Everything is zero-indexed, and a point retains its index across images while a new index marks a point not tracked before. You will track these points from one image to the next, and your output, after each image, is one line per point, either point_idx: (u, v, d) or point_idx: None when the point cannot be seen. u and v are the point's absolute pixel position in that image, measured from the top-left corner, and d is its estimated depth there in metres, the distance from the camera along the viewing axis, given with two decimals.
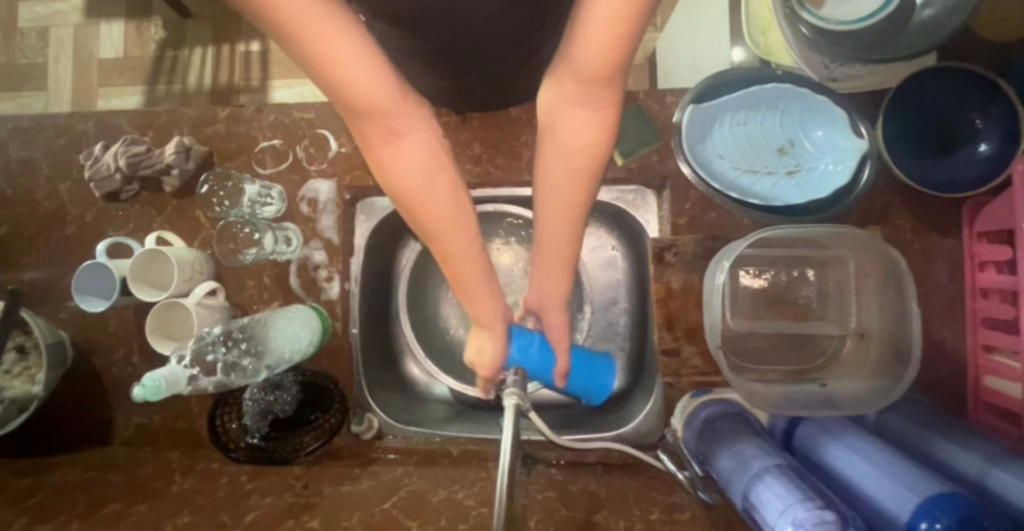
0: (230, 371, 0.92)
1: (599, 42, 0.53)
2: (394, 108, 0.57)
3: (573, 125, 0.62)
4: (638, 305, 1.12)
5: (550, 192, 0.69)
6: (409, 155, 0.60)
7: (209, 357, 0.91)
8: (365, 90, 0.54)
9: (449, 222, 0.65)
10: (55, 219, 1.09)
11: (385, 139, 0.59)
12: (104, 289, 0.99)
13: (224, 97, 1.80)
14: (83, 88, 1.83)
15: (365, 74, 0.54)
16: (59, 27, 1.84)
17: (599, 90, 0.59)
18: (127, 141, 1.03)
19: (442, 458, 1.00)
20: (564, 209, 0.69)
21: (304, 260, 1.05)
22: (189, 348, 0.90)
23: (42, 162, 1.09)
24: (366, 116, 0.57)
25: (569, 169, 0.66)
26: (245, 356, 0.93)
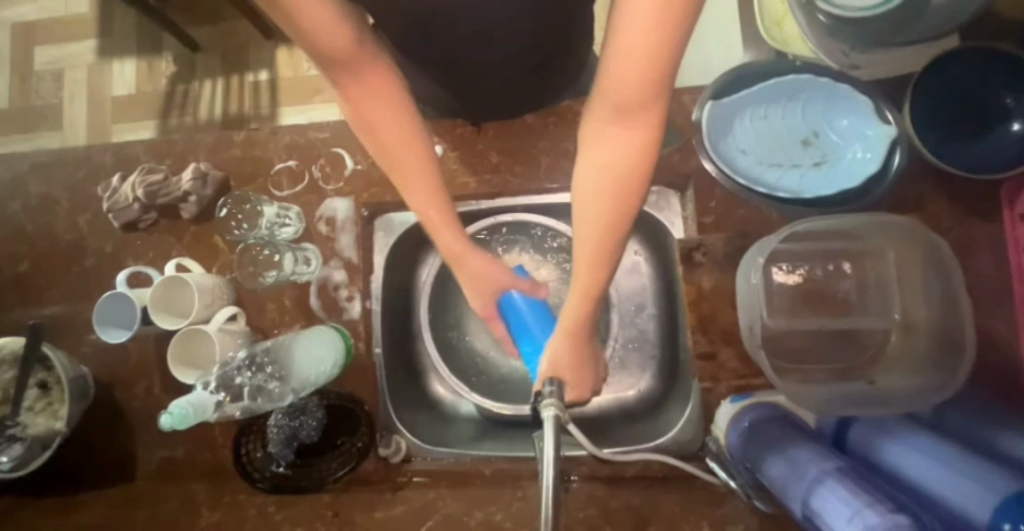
0: (256, 395, 0.90)
1: (632, 62, 0.56)
2: (359, 54, 0.67)
3: (609, 145, 0.64)
4: (669, 309, 1.07)
5: (584, 215, 0.69)
6: (376, 98, 0.72)
7: (235, 381, 0.89)
8: (329, 38, 0.63)
9: (409, 154, 0.77)
10: (74, 252, 1.08)
11: (354, 82, 0.71)
12: (125, 318, 0.98)
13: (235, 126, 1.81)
14: (97, 125, 1.86)
15: (330, 26, 0.62)
16: (73, 68, 1.88)
17: (634, 113, 0.61)
18: (144, 170, 1.04)
19: (473, 477, 0.96)
20: (593, 232, 0.68)
21: (325, 280, 1.03)
22: (215, 374, 0.89)
23: (62, 196, 1.09)
24: (336, 64, 0.68)
25: (601, 189, 0.66)
26: (270, 380, 0.91)
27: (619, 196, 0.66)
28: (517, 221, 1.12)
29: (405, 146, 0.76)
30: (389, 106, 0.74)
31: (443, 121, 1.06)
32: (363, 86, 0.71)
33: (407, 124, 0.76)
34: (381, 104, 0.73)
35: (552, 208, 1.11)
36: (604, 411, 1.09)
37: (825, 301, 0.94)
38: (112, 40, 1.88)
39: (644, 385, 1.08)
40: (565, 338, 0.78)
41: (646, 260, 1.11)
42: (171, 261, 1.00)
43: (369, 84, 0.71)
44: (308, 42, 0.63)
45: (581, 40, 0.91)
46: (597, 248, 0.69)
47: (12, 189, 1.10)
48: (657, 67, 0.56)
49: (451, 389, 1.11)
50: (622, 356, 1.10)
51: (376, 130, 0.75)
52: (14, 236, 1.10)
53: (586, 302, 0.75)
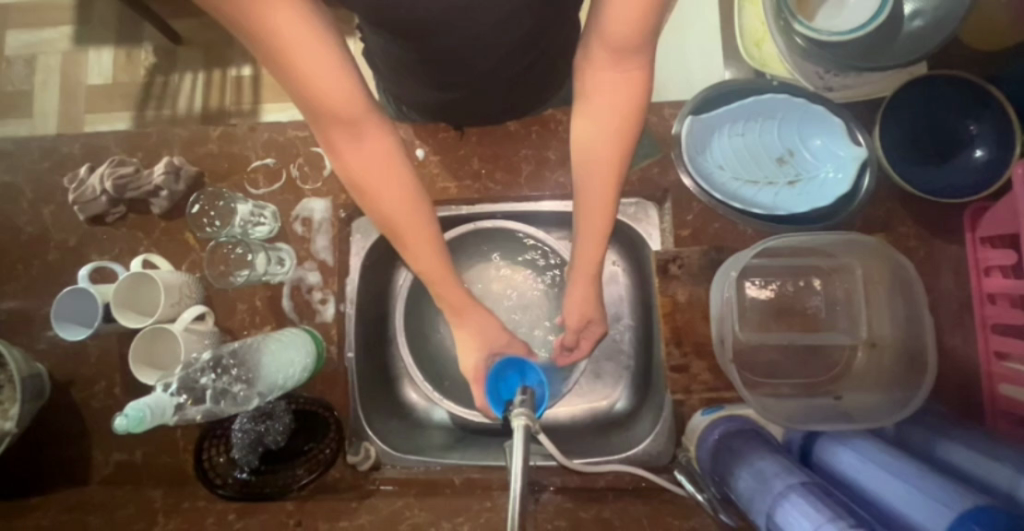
0: (219, 399, 0.86)
1: (624, 18, 0.64)
2: (359, 114, 0.68)
3: (610, 89, 0.74)
4: (643, 320, 1.08)
5: (587, 156, 0.79)
6: (369, 150, 0.72)
7: (198, 383, 0.86)
8: (329, 96, 0.64)
9: (404, 213, 0.76)
10: (37, 245, 1.04)
11: (349, 139, 0.70)
12: (87, 315, 0.95)
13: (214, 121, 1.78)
14: (69, 114, 1.81)
15: (329, 81, 0.63)
16: (47, 55, 1.83)
17: (630, 56, 0.70)
18: (114, 162, 1.01)
19: (444, 486, 0.94)
20: (600, 169, 0.78)
21: (298, 282, 1.01)
22: (176, 377, 0.85)
23: (26, 187, 1.05)
24: (333, 120, 0.67)
25: (605, 131, 0.76)
26: (235, 383, 0.87)
27: (622, 135, 0.77)
28: (497, 229, 1.12)
29: (401, 203, 0.75)
30: (384, 165, 0.73)
31: (425, 125, 1.06)
32: (358, 144, 0.71)
33: (405, 187, 0.75)
34: (375, 160, 0.73)
35: (532, 216, 1.11)
36: (577, 420, 1.09)
37: (795, 317, 0.95)
38: (88, 27, 1.83)
39: (617, 395, 1.09)
40: (586, 284, 0.87)
41: (623, 270, 1.11)
42: (138, 257, 0.96)
43: (364, 140, 0.71)
44: (309, 97, 0.64)
45: (565, 51, 0.92)
46: (604, 184, 0.79)
47: None
48: (648, 19, 0.64)
49: (425, 396, 1.09)
50: (597, 366, 1.10)
51: (372, 187, 0.74)
52: None
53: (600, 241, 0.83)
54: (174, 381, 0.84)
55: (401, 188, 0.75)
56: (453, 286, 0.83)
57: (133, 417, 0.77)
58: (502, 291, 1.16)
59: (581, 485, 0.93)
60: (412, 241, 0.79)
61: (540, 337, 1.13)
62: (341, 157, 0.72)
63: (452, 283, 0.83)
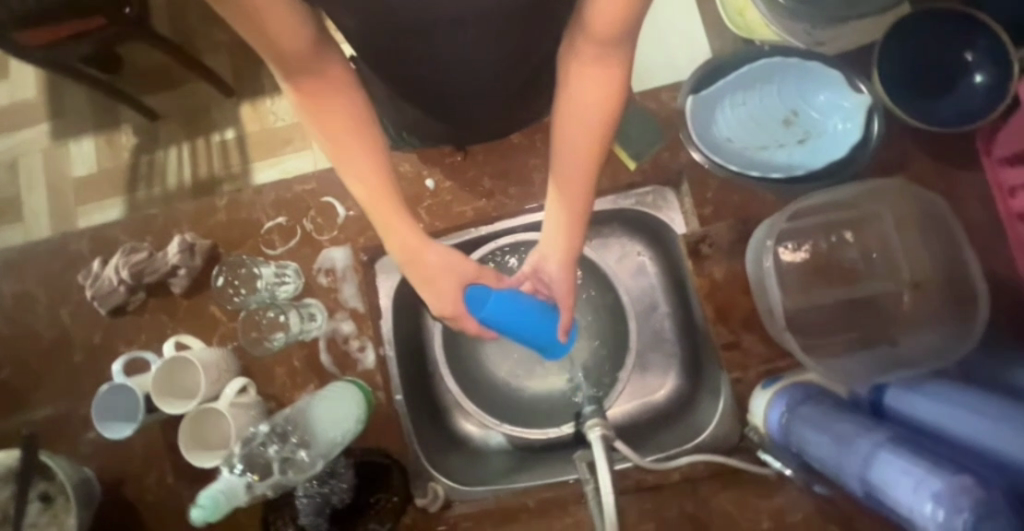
0: (286, 468, 0.85)
1: (612, 9, 0.63)
2: (318, 58, 0.67)
3: (588, 82, 0.71)
4: (681, 304, 1.07)
5: (565, 147, 0.77)
6: (331, 99, 0.71)
7: (262, 458, 0.85)
8: (285, 40, 0.62)
9: (367, 162, 0.75)
10: (61, 347, 1.02)
11: (312, 85, 0.69)
12: (126, 408, 0.91)
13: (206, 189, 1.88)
14: (60, 209, 1.87)
15: (288, 29, 0.61)
16: (28, 156, 1.89)
17: (612, 49, 0.68)
18: (127, 250, 1.00)
19: (520, 510, 0.93)
20: (577, 161, 0.76)
21: (333, 333, 1.00)
22: (239, 455, 0.85)
23: (41, 292, 1.03)
24: (290, 60, 0.65)
25: (585, 126, 0.74)
26: (299, 449, 0.87)
27: (597, 135, 0.75)
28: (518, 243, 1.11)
29: (359, 147, 0.74)
30: (350, 116, 0.73)
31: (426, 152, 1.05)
32: (320, 89, 0.70)
33: (365, 137, 0.74)
34: (334, 105, 0.71)
35: None
36: (635, 418, 1.07)
37: (834, 272, 0.94)
38: (65, 121, 1.90)
39: (669, 383, 1.07)
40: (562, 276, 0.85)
41: (651, 259, 1.11)
42: (170, 339, 0.95)
43: (330, 85, 0.70)
44: (265, 44, 0.62)
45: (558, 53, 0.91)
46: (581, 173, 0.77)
47: None
48: (634, 12, 0.63)
49: (481, 424, 1.07)
50: (643, 358, 1.09)
51: (330, 131, 0.73)
52: None
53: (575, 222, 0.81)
54: (232, 454, 0.85)
55: (362, 137, 0.74)
56: (438, 260, 0.80)
57: (205, 499, 0.80)
58: None
59: (659, 483, 0.89)
60: (371, 193, 0.76)
61: (580, 340, 1.10)
62: (302, 100, 0.71)
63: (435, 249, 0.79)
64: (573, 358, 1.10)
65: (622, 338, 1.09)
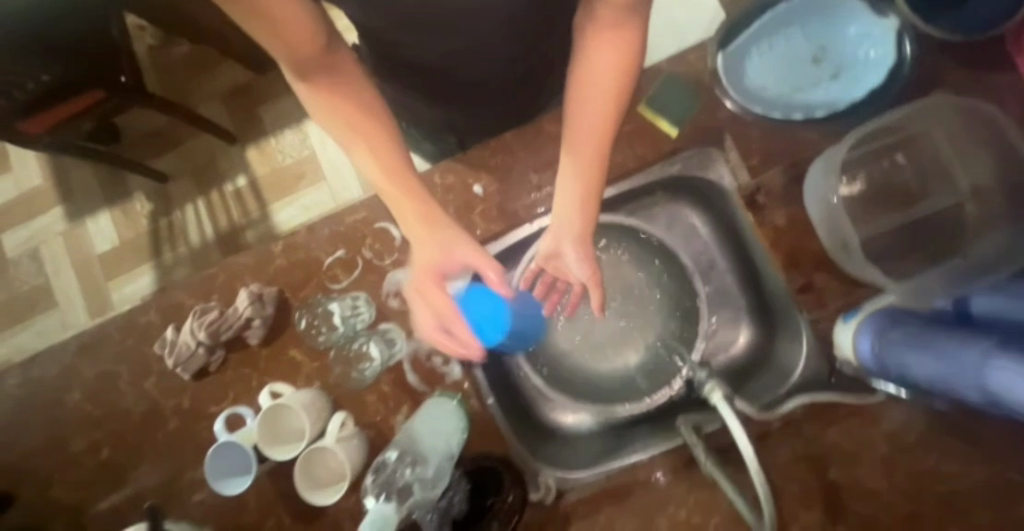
0: (422, 487, 0.89)
1: None
2: (328, 53, 0.83)
3: (608, 50, 0.85)
4: (739, 258, 1.07)
5: (587, 109, 0.88)
6: (342, 87, 0.88)
7: (398, 483, 0.90)
8: (302, 43, 0.79)
9: (374, 133, 0.90)
10: (153, 419, 1.03)
11: (326, 78, 0.86)
12: (237, 462, 0.94)
13: (232, 239, 1.91)
14: (92, 287, 1.89)
15: (302, 31, 0.78)
16: (46, 241, 1.90)
17: (626, 18, 0.83)
18: (199, 312, 1.02)
19: (633, 487, 0.93)
20: (600, 118, 0.88)
21: (415, 353, 1.01)
22: (377, 486, 0.90)
23: (121, 369, 1.04)
24: (308, 58, 0.81)
25: (603, 90, 0.87)
26: (424, 467, 0.90)
27: (617, 89, 0.87)
28: None
29: (370, 124, 0.90)
30: (361, 105, 0.89)
31: (465, 160, 1.03)
32: (334, 79, 0.87)
33: (374, 115, 0.90)
34: (346, 92, 0.88)
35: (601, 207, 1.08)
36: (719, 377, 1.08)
37: (890, 196, 0.96)
38: (76, 200, 1.91)
39: (742, 337, 1.09)
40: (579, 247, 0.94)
41: (701, 221, 1.11)
42: (264, 390, 0.98)
43: (345, 80, 0.88)
44: (287, 47, 0.78)
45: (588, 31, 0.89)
46: (599, 133, 0.89)
47: (65, 381, 1.04)
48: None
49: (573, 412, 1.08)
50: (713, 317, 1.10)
51: (345, 113, 0.88)
52: (80, 425, 1.03)
53: (592, 183, 0.90)
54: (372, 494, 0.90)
55: (371, 115, 0.90)
56: (425, 228, 0.91)
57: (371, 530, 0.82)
58: None
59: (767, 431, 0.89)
60: (382, 160, 0.91)
61: (650, 313, 1.13)
62: (319, 92, 0.87)
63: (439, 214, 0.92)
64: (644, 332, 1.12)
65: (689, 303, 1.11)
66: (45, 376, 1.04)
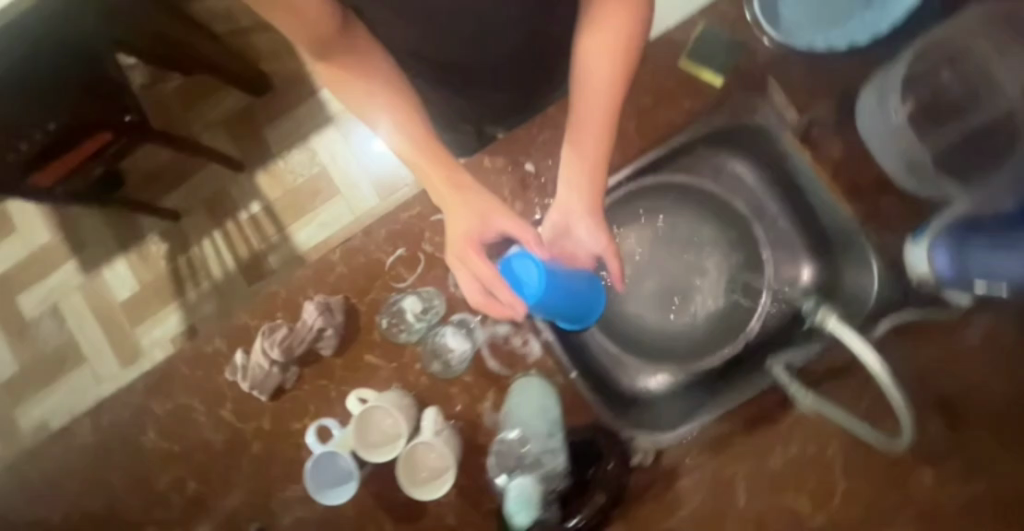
0: (547, 455, 0.92)
1: None
2: (341, 30, 0.81)
3: (613, 22, 0.83)
4: (794, 198, 1.02)
5: (587, 87, 0.86)
6: (363, 63, 0.85)
7: (524, 459, 0.93)
8: (315, 22, 0.76)
9: (400, 105, 0.87)
10: (234, 447, 1.01)
11: (342, 55, 0.83)
12: (341, 469, 0.97)
13: (253, 267, 1.86)
14: (118, 337, 1.85)
15: (314, 9, 0.75)
16: (65, 297, 1.86)
17: None
18: (267, 331, 1.00)
19: (733, 437, 0.92)
20: (603, 94, 0.86)
21: (492, 339, 0.99)
22: (508, 466, 0.94)
23: (194, 402, 1.02)
24: (324, 35, 0.79)
25: (608, 64, 0.84)
26: (541, 438, 0.93)
27: (622, 63, 0.84)
28: (627, 194, 1.05)
29: (392, 94, 0.87)
30: (371, 84, 0.86)
31: (511, 140, 1.02)
32: (350, 57, 0.84)
33: (396, 90, 0.88)
34: (363, 67, 0.85)
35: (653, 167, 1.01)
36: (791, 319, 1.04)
37: (947, 109, 0.95)
38: (88, 251, 1.86)
39: (806, 275, 1.04)
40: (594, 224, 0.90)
41: (751, 168, 1.04)
42: (350, 395, 0.99)
43: (355, 54, 0.84)
44: (295, 25, 0.75)
45: None
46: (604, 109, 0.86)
47: (140, 421, 1.02)
48: None
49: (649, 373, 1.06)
50: (775, 261, 1.06)
51: (364, 86, 0.86)
52: (160, 462, 1.02)
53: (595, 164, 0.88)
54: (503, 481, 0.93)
55: (393, 87, 0.87)
56: (453, 193, 0.87)
57: (518, 510, 0.89)
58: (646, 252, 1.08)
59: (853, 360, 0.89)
60: (405, 128, 0.87)
61: (709, 266, 1.08)
62: (335, 68, 0.84)
63: (448, 188, 0.87)
64: (706, 285, 1.08)
65: (750, 253, 1.07)
66: (119, 419, 1.03)
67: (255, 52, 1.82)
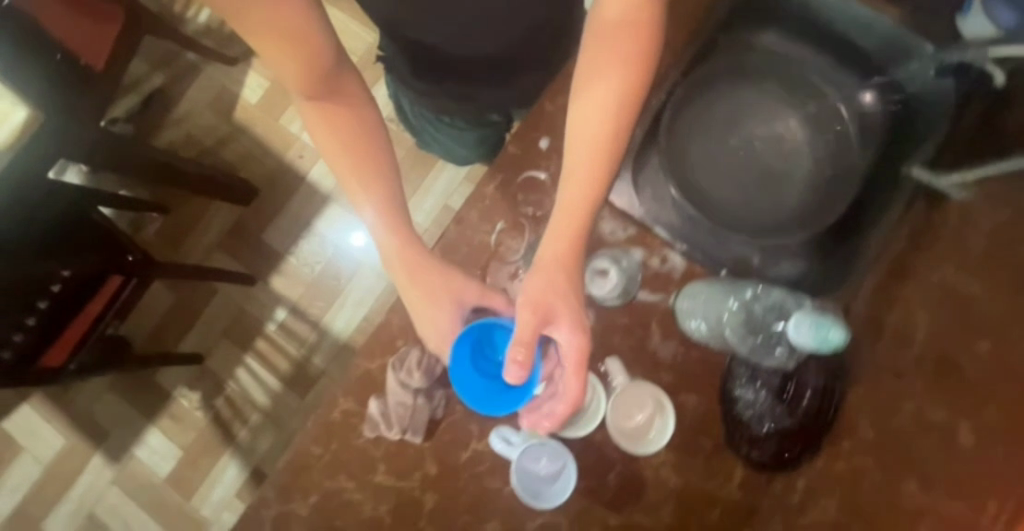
0: (774, 303, 0.88)
1: None
2: (337, 78, 0.84)
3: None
4: (831, 36, 0.99)
5: (591, 48, 0.83)
6: (342, 116, 0.88)
7: (766, 320, 0.87)
8: (310, 73, 0.80)
9: (368, 166, 0.89)
10: (407, 510, 0.87)
11: (328, 105, 0.87)
12: (544, 470, 0.85)
13: (300, 376, 1.66)
14: (176, 517, 1.60)
15: (316, 59, 0.79)
16: (101, 499, 1.61)
17: None
18: (395, 363, 0.89)
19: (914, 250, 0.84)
20: (628, 46, 0.81)
21: (631, 270, 0.91)
22: (762, 338, 0.87)
23: (343, 480, 0.88)
24: (320, 85, 0.83)
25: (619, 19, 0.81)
26: (753, 297, 0.88)
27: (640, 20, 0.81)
28: (688, 94, 0.98)
29: (368, 155, 0.89)
30: (347, 142, 0.88)
31: (566, 75, 0.94)
32: (333, 108, 0.87)
33: (372, 152, 0.90)
34: (344, 118, 0.88)
35: (698, 61, 0.98)
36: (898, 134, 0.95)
37: None
38: (111, 438, 1.63)
39: (869, 101, 0.98)
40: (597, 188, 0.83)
41: (782, 27, 1.00)
42: None
43: (342, 106, 0.87)
44: (296, 70, 0.79)
45: None
46: (620, 69, 0.82)
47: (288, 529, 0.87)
48: None
49: (789, 255, 0.94)
50: (847, 101, 0.99)
51: (346, 138, 0.88)
52: None
53: (615, 131, 0.83)
54: (751, 387, 0.86)
55: (367, 147, 0.89)
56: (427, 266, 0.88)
57: (826, 332, 0.82)
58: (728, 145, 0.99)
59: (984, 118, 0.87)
60: (369, 187, 0.90)
61: (791, 131, 1.00)
62: (323, 111, 0.87)
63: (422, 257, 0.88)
64: (796, 152, 0.99)
65: (819, 103, 1.00)
66: None
67: (223, 163, 1.72)
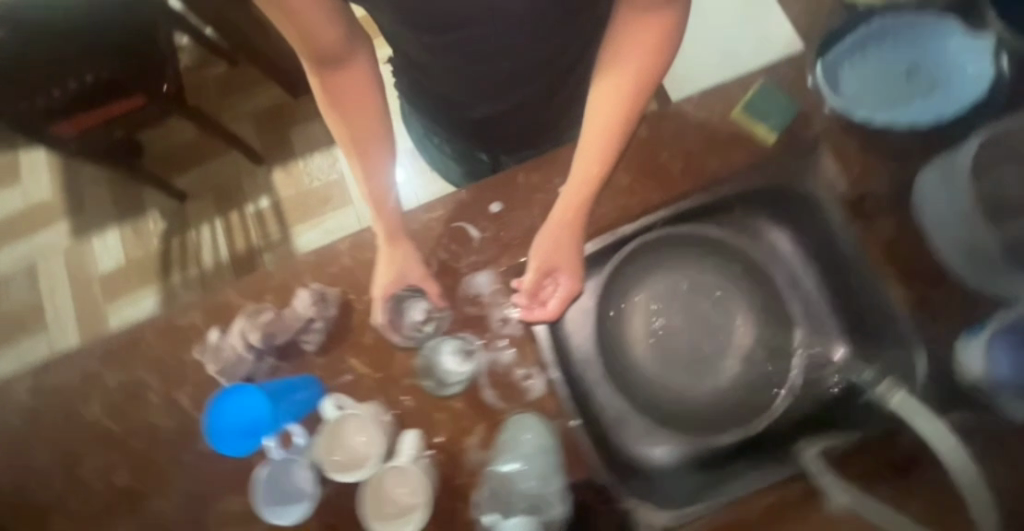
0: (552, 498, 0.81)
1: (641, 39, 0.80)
2: (346, 55, 0.82)
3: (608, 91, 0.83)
4: (833, 272, 0.91)
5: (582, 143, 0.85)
6: (350, 86, 0.85)
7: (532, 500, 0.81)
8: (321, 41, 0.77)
9: (363, 123, 0.89)
10: (182, 439, 0.90)
11: (338, 81, 0.84)
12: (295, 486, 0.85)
13: (247, 262, 1.75)
14: (88, 310, 1.74)
15: (323, 29, 0.76)
16: (48, 259, 1.77)
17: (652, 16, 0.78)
18: (250, 313, 0.90)
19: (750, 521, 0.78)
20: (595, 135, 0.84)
21: (493, 365, 0.88)
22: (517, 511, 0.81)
23: (151, 379, 0.92)
24: (323, 51, 0.79)
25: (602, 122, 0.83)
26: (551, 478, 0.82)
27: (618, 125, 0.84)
28: (660, 239, 0.93)
29: (366, 118, 0.88)
30: (352, 112, 0.87)
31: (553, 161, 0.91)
32: (345, 81, 0.85)
33: (372, 120, 0.89)
34: (358, 92, 0.86)
35: (688, 213, 0.91)
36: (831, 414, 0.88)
37: None
38: (84, 217, 1.79)
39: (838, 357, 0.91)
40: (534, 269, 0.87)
41: (792, 236, 0.94)
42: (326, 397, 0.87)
43: (351, 86, 0.85)
44: (307, 39, 0.77)
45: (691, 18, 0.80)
46: (599, 160, 0.84)
47: (87, 389, 0.92)
48: (664, 49, 0.80)
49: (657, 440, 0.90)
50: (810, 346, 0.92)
51: (345, 101, 0.86)
52: (97, 443, 0.91)
53: (577, 212, 0.85)
54: None
55: (371, 110, 0.88)
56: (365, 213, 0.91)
57: None
58: (673, 313, 0.96)
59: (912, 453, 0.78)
60: (364, 148, 0.91)
61: (738, 333, 0.95)
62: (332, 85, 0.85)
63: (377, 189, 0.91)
64: (731, 356, 0.94)
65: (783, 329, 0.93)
66: (65, 384, 0.92)
67: None
